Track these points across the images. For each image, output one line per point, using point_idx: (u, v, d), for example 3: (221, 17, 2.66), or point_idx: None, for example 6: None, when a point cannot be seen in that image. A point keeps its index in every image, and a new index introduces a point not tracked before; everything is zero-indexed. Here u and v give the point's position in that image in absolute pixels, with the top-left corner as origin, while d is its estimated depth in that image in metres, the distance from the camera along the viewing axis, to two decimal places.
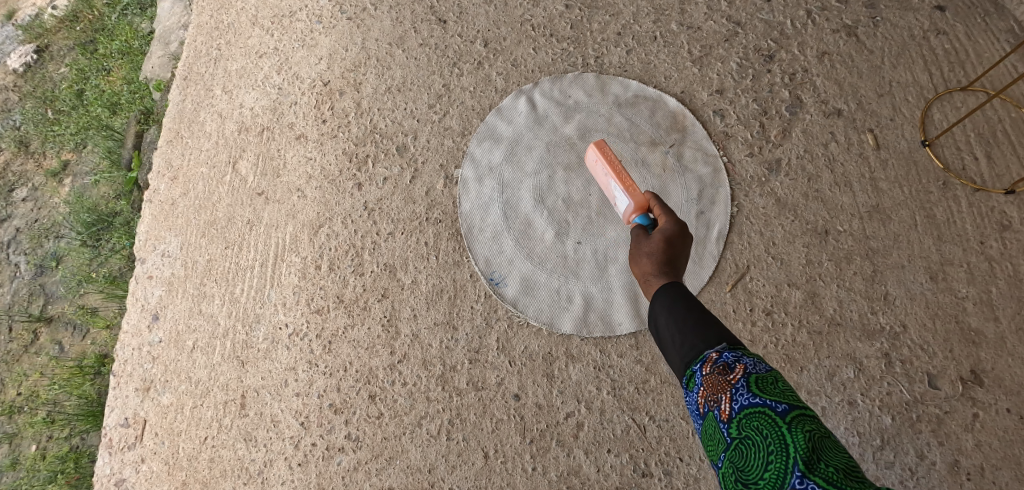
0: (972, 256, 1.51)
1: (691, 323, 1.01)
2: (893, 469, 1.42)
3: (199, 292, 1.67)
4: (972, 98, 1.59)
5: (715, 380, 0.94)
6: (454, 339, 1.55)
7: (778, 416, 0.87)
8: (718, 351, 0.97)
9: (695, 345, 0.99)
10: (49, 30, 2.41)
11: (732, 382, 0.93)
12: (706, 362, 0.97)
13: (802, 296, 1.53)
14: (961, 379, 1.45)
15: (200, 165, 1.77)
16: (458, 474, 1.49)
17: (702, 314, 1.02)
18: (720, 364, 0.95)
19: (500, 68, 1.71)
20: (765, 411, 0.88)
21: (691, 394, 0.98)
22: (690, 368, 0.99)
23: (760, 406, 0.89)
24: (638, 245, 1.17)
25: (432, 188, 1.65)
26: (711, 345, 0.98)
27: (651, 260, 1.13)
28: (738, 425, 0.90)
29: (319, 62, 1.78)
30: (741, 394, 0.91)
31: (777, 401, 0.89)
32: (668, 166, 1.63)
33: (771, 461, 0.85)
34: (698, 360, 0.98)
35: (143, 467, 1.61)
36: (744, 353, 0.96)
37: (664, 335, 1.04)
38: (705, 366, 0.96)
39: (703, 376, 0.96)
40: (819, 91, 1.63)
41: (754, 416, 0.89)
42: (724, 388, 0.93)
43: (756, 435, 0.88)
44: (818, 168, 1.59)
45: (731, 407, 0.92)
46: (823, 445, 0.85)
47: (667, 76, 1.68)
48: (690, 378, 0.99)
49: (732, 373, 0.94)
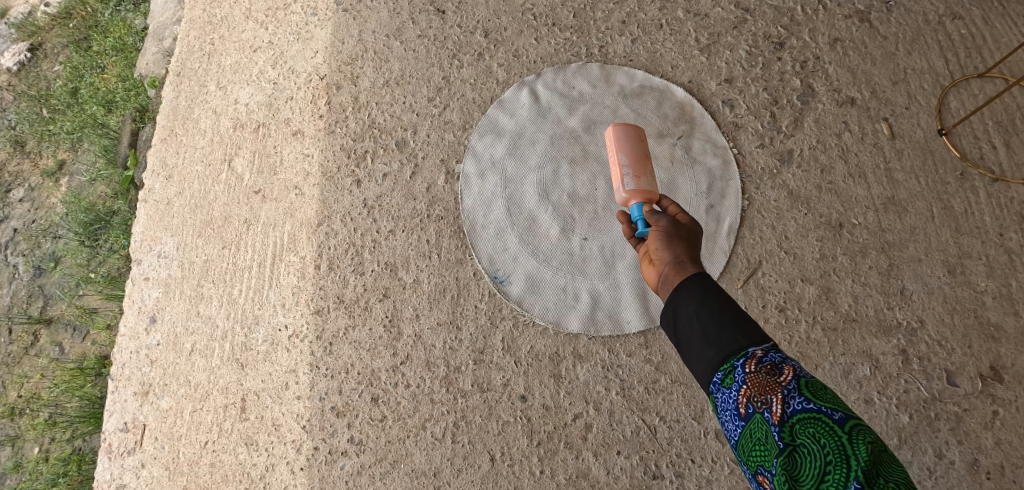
0: (991, 248, 1.47)
1: (728, 317, 0.97)
2: (911, 469, 1.38)
3: (197, 294, 1.63)
4: (990, 85, 1.54)
5: (763, 380, 0.90)
6: (457, 339, 1.51)
7: (835, 424, 0.85)
8: (763, 349, 0.94)
9: (735, 340, 0.95)
10: (42, 27, 2.34)
11: (782, 384, 0.89)
12: (750, 359, 0.93)
13: (816, 291, 1.49)
14: (981, 376, 1.41)
15: (194, 163, 1.72)
16: (464, 477, 1.45)
17: (737, 311, 0.97)
18: (767, 363, 0.91)
19: (501, 59, 1.66)
20: (821, 419, 0.85)
21: (728, 392, 0.94)
22: (730, 362, 0.95)
23: (815, 412, 0.86)
24: (675, 229, 1.12)
25: (433, 184, 1.60)
26: (756, 342, 0.95)
27: (687, 247, 1.08)
28: (790, 431, 0.87)
29: (315, 56, 1.73)
30: (793, 397, 0.88)
31: (833, 409, 0.86)
32: (677, 158, 1.58)
33: (830, 472, 0.82)
34: (740, 356, 0.94)
35: (144, 472, 1.57)
36: (790, 355, 0.94)
37: (690, 326, 1.00)
38: (750, 363, 0.93)
39: (747, 374, 0.92)
40: (831, 79, 1.58)
41: (808, 422, 0.86)
42: (774, 389, 0.89)
43: (811, 443, 0.84)
44: (831, 159, 1.54)
45: (782, 410, 0.88)
46: (882, 458, 0.83)
47: (674, 65, 1.63)
48: (729, 373, 0.94)
49: (781, 374, 0.90)
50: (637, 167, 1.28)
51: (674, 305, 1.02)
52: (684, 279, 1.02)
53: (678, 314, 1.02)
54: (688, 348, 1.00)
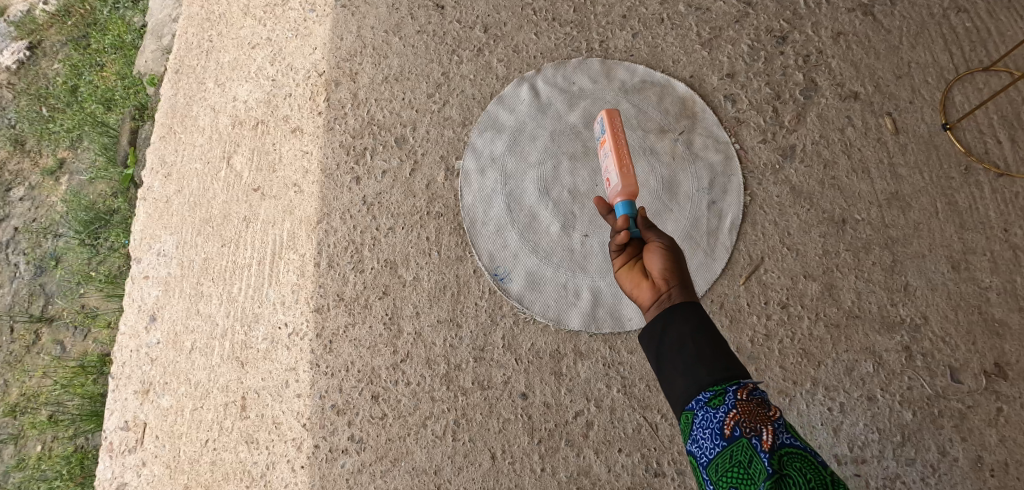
0: (996, 244, 1.45)
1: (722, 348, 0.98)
2: (914, 466, 1.38)
3: (197, 293, 1.62)
4: (995, 78, 1.53)
5: (755, 409, 0.92)
6: (458, 337, 1.50)
7: (817, 463, 0.88)
8: (752, 382, 0.96)
9: (730, 367, 0.96)
10: (42, 25, 2.33)
11: (771, 416, 0.92)
12: (743, 387, 0.94)
13: (818, 288, 1.48)
14: (985, 373, 1.40)
15: (193, 161, 1.71)
16: (465, 475, 1.44)
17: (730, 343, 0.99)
18: (758, 396, 0.94)
19: (501, 55, 1.65)
20: (807, 456, 0.88)
21: (714, 412, 0.93)
22: (721, 385, 0.95)
23: (799, 449, 0.90)
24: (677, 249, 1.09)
25: (433, 181, 1.59)
26: (749, 376, 0.97)
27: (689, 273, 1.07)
28: (778, 460, 0.88)
29: (313, 52, 1.72)
30: (781, 431, 0.91)
31: (815, 451, 0.90)
32: (678, 154, 1.57)
33: None
34: (733, 383, 0.95)
35: (144, 470, 1.56)
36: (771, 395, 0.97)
37: (681, 344, 1.00)
38: (743, 390, 0.94)
39: (739, 399, 0.93)
40: (835, 73, 1.57)
41: (794, 457, 0.88)
42: (765, 420, 0.91)
43: (798, 475, 0.86)
44: (834, 154, 1.53)
45: (772, 440, 0.89)
46: None
47: (675, 59, 1.61)
48: (718, 395, 0.95)
49: (770, 409, 0.93)
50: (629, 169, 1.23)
51: (665, 322, 1.03)
52: (683, 306, 1.02)
53: (667, 329, 1.02)
54: (670, 365, 1.01)
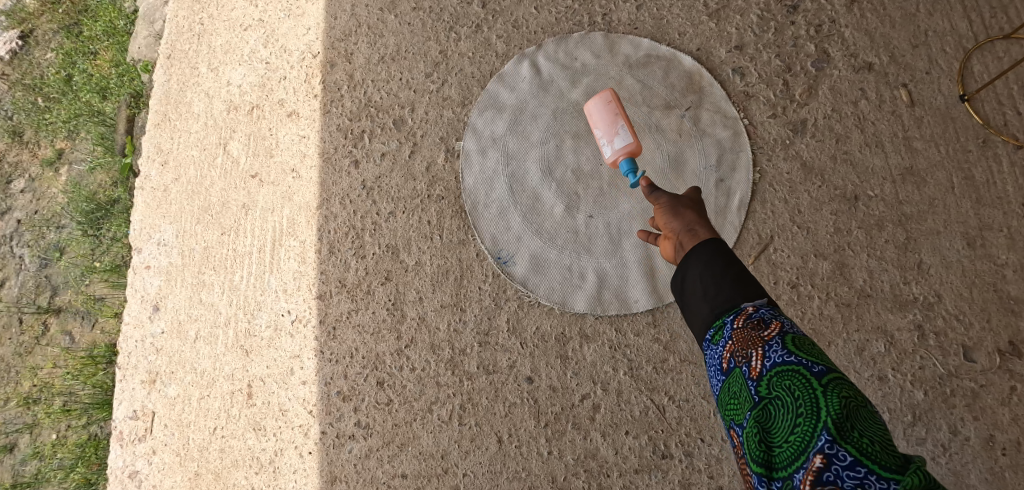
0: (1013, 219, 1.41)
1: (731, 278, 0.97)
2: (925, 446, 1.36)
3: (198, 281, 1.61)
4: (1015, 47, 1.47)
5: (747, 335, 0.91)
6: (462, 321, 1.49)
7: (812, 377, 0.83)
8: (755, 306, 0.94)
9: (731, 298, 0.96)
10: (32, 13, 2.24)
11: (765, 339, 0.89)
12: (740, 316, 0.94)
13: (829, 267, 1.44)
14: (999, 351, 1.38)
15: (189, 148, 1.68)
16: (472, 459, 1.44)
17: (741, 269, 0.97)
18: (753, 320, 0.92)
19: (501, 31, 1.60)
20: (798, 371, 0.84)
21: (716, 348, 0.96)
22: (722, 319, 0.96)
23: (793, 366, 0.85)
24: (676, 199, 1.08)
25: (433, 163, 1.56)
26: (750, 298, 0.95)
27: (695, 213, 1.05)
28: (768, 383, 0.86)
29: (307, 33, 1.67)
30: (773, 351, 0.88)
31: (813, 362, 0.85)
32: (685, 131, 1.53)
33: (799, 423, 0.81)
34: (732, 312, 0.95)
35: (155, 458, 1.56)
36: (781, 313, 0.93)
37: (695, 286, 1.00)
38: (739, 319, 0.93)
39: (734, 330, 0.93)
40: (848, 43, 1.51)
41: (786, 375, 0.85)
42: (755, 344, 0.89)
43: (785, 395, 0.84)
44: (847, 128, 1.48)
45: (761, 365, 0.88)
46: (858, 414, 0.81)
47: (682, 32, 1.56)
48: (720, 329, 0.96)
49: (766, 330, 0.90)
50: (614, 126, 1.24)
51: (682, 267, 1.02)
52: (696, 243, 1.00)
53: (685, 276, 1.01)
54: (687, 307, 1.02)
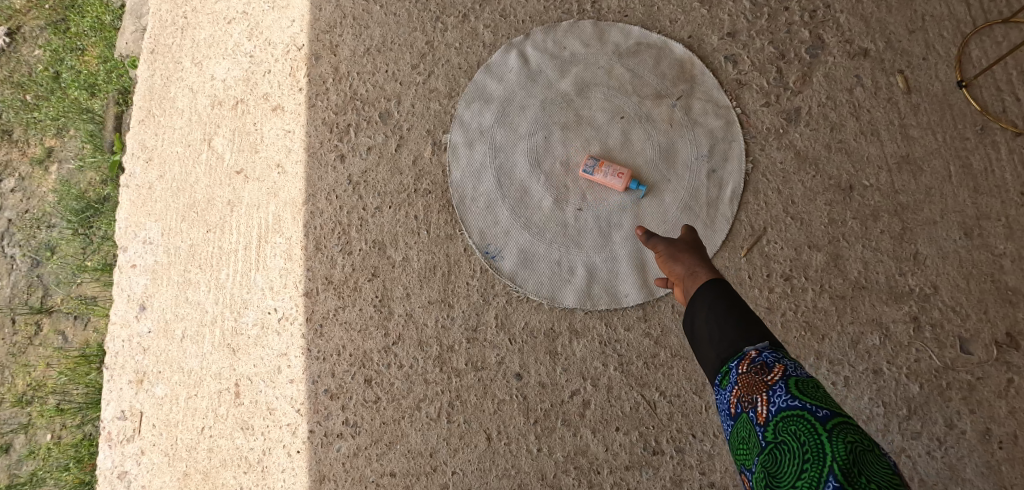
0: (1012, 208, 1.38)
1: (734, 318, 0.95)
2: (920, 440, 1.33)
3: (184, 280, 1.59)
4: (1015, 31, 1.42)
5: (751, 380, 0.89)
6: (450, 317, 1.47)
7: (817, 422, 0.81)
8: (759, 349, 0.92)
9: (734, 341, 0.93)
10: (19, 10, 2.18)
11: (769, 383, 0.87)
12: (743, 360, 0.91)
13: (824, 258, 1.41)
14: (996, 343, 1.35)
15: (174, 145, 1.66)
16: (461, 457, 1.43)
17: (745, 308, 0.96)
18: (758, 364, 0.90)
19: (488, 20, 1.56)
20: (803, 416, 0.82)
21: (724, 392, 0.94)
22: (728, 364, 0.94)
23: (798, 411, 0.83)
24: (675, 245, 1.12)
25: (420, 156, 1.53)
26: (751, 341, 0.92)
27: (696, 258, 1.08)
28: (775, 429, 0.84)
29: (291, 25, 1.64)
30: (778, 396, 0.86)
31: (818, 406, 0.82)
32: (676, 120, 1.49)
33: (806, 469, 0.79)
34: (735, 358, 0.93)
35: (144, 459, 1.56)
36: (786, 355, 0.91)
37: (702, 330, 0.98)
38: (743, 364, 0.91)
39: (739, 375, 0.91)
40: (843, 29, 1.47)
41: (791, 420, 0.83)
42: (760, 388, 0.88)
43: (791, 440, 0.82)
44: (841, 116, 1.45)
45: (767, 410, 0.86)
46: (865, 459, 0.78)
47: (673, 19, 1.52)
48: (726, 375, 0.94)
49: (770, 373, 0.88)
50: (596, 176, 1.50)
51: (690, 312, 1.01)
52: (700, 285, 1.01)
53: (694, 323, 1.00)
54: (697, 353, 1.00)
